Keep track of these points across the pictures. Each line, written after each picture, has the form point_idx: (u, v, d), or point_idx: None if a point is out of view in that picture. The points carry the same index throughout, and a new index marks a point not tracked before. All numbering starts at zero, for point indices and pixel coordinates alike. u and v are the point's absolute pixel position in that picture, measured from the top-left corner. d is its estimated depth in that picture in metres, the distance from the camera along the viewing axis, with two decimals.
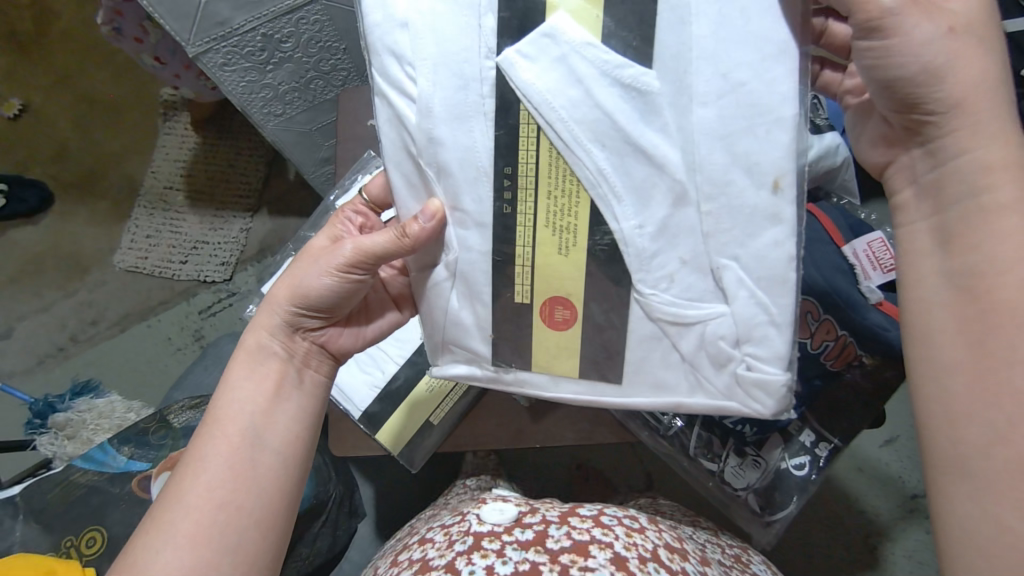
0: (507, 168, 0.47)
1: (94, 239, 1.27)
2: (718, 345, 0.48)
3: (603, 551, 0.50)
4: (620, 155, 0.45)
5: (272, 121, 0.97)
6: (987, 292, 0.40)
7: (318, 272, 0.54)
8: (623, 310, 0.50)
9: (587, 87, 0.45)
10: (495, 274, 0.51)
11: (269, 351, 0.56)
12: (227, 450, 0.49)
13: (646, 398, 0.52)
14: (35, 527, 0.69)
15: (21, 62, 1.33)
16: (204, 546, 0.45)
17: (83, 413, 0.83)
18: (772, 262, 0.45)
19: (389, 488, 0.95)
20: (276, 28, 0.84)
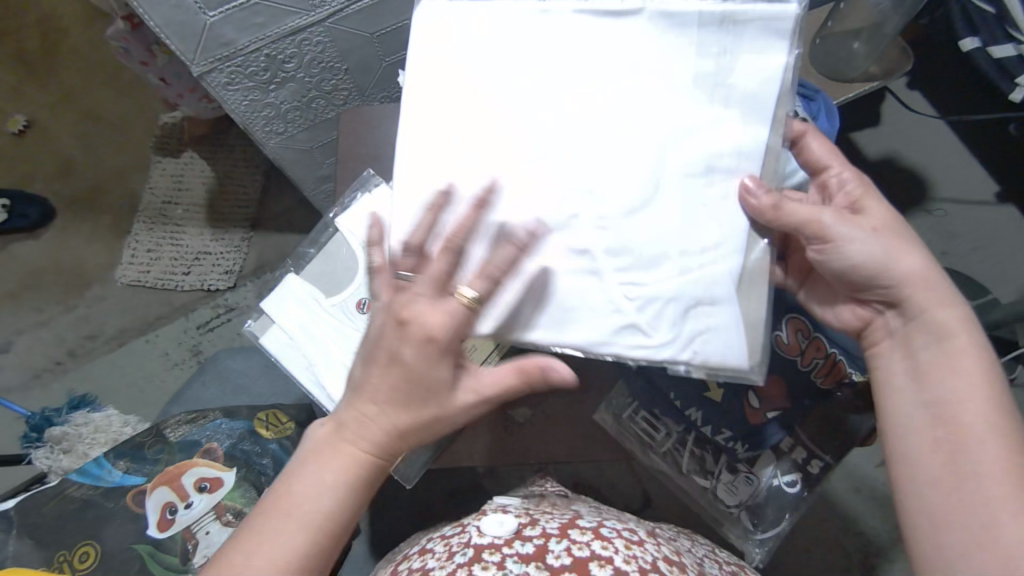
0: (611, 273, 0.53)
1: (96, 254, 1.28)
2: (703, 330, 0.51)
3: (603, 569, 0.50)
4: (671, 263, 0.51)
5: (273, 139, 0.99)
6: (952, 418, 0.47)
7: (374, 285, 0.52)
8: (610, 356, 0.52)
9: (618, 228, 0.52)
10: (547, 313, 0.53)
11: None
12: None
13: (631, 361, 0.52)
14: (29, 541, 0.69)
15: (29, 78, 1.36)
16: None
17: (80, 427, 0.83)
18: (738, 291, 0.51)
19: (385, 506, 0.95)
20: (280, 49, 0.86)
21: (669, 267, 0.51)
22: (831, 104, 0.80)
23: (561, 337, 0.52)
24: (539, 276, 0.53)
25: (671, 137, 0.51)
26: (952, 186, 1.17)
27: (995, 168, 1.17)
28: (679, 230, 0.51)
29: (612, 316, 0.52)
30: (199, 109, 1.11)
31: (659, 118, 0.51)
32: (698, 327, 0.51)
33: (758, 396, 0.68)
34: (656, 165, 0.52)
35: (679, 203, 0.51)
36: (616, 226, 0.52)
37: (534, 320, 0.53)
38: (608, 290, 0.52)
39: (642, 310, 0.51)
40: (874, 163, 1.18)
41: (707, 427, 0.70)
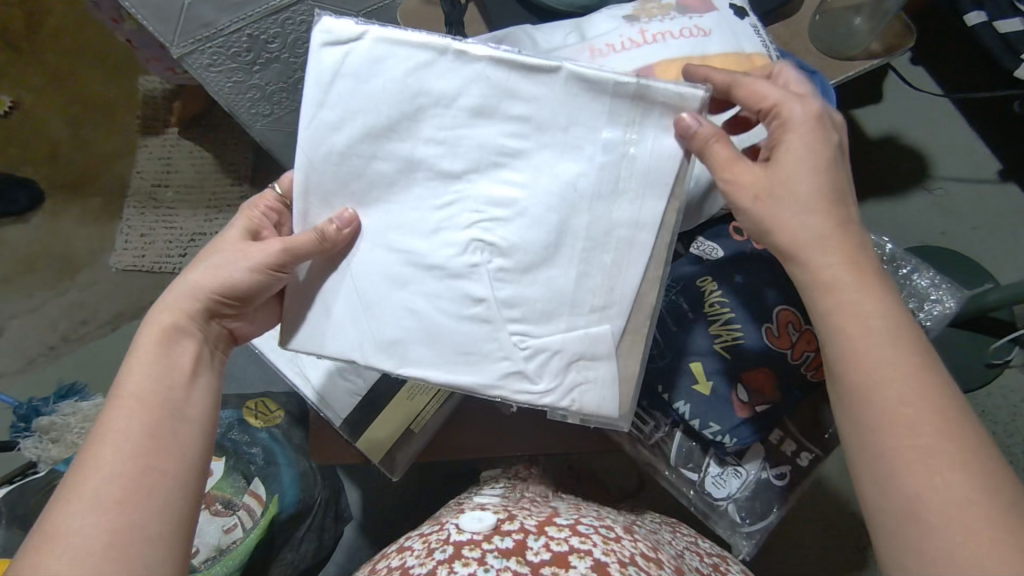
0: (498, 314, 0.53)
1: (86, 239, 1.27)
2: (567, 363, 0.53)
3: (583, 560, 0.50)
4: (549, 312, 0.53)
5: (259, 121, 0.97)
6: (877, 397, 0.43)
7: (247, 264, 0.52)
8: (473, 378, 0.53)
9: (511, 276, 0.52)
10: (431, 347, 0.54)
11: (186, 332, 0.51)
12: (149, 421, 0.46)
13: (484, 385, 0.53)
14: (18, 532, 0.69)
15: (13, 58, 1.33)
16: (127, 511, 0.42)
17: (68, 417, 0.82)
18: (600, 341, 0.52)
19: (379, 490, 0.95)
20: (262, 29, 0.83)
21: (558, 322, 0.53)
22: (828, 85, 0.77)
23: (449, 374, 0.53)
24: (432, 316, 0.53)
25: (572, 185, 0.51)
26: (953, 164, 1.14)
27: (997, 146, 1.15)
28: (571, 290, 0.52)
29: (500, 361, 0.53)
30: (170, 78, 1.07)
31: (562, 182, 0.51)
32: (578, 378, 0.53)
33: (745, 388, 0.66)
34: (557, 214, 0.51)
35: (572, 263, 0.52)
36: (512, 278, 0.52)
37: (414, 354, 0.54)
38: (499, 335, 0.53)
39: (529, 359, 0.53)
40: (874, 142, 1.15)
41: (694, 421, 0.67)
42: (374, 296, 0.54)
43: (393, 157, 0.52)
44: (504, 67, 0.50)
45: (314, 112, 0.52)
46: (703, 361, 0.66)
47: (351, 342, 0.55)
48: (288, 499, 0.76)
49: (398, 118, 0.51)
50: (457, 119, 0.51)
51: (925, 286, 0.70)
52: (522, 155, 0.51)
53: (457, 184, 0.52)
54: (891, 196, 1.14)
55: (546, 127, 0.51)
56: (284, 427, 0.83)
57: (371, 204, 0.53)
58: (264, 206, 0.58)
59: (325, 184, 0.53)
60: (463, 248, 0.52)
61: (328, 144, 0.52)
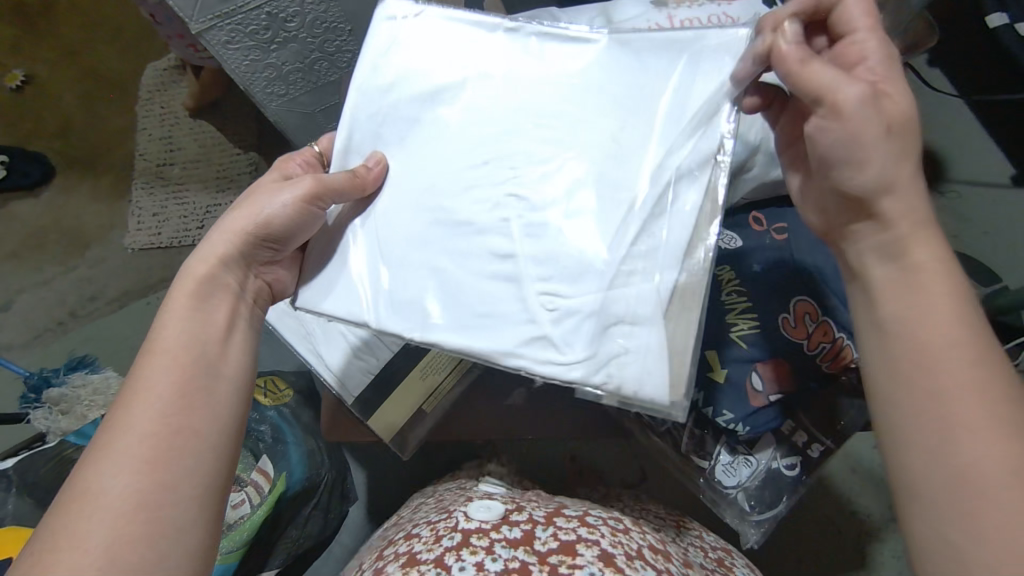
0: (528, 270, 0.49)
1: (95, 215, 1.27)
2: (604, 329, 0.46)
3: (591, 549, 0.51)
4: (583, 265, 0.47)
5: (274, 102, 0.96)
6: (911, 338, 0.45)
7: (279, 202, 0.53)
8: (494, 343, 0.48)
9: (547, 227, 0.49)
10: (449, 304, 0.50)
11: (221, 284, 0.52)
12: (181, 378, 0.47)
13: (506, 349, 0.48)
14: (29, 501, 0.69)
15: (27, 32, 1.33)
16: (159, 470, 0.43)
17: (78, 390, 0.83)
18: (645, 302, 0.45)
19: (384, 472, 0.96)
20: (281, 7, 0.83)
21: (593, 280, 0.47)
22: None
23: (463, 337, 0.49)
24: (452, 275, 0.51)
25: (611, 134, 0.49)
26: (967, 166, 1.14)
27: (1012, 150, 1.14)
28: (609, 239, 0.47)
29: (523, 324, 0.48)
30: (187, 55, 1.07)
31: (602, 133, 0.49)
32: (615, 347, 0.45)
33: (759, 377, 0.66)
34: (594, 163, 0.49)
35: (610, 213, 0.47)
36: (544, 232, 0.49)
37: (431, 315, 0.50)
38: (525, 295, 0.48)
39: (558, 323, 0.47)
40: None
41: (708, 408, 0.67)
42: (396, 254, 0.53)
43: (436, 117, 0.54)
44: (547, 36, 0.53)
45: (365, 75, 0.57)
46: (718, 350, 0.67)
47: (365, 302, 0.53)
48: (295, 476, 0.76)
49: (445, 82, 0.54)
50: (499, 83, 0.53)
51: None
52: (559, 111, 0.51)
53: (493, 142, 0.52)
54: None
55: (586, 85, 0.51)
56: (293, 405, 0.83)
57: (410, 165, 0.55)
58: (299, 159, 0.60)
59: (370, 144, 0.56)
60: (490, 199, 0.51)
61: (376, 104, 0.56)
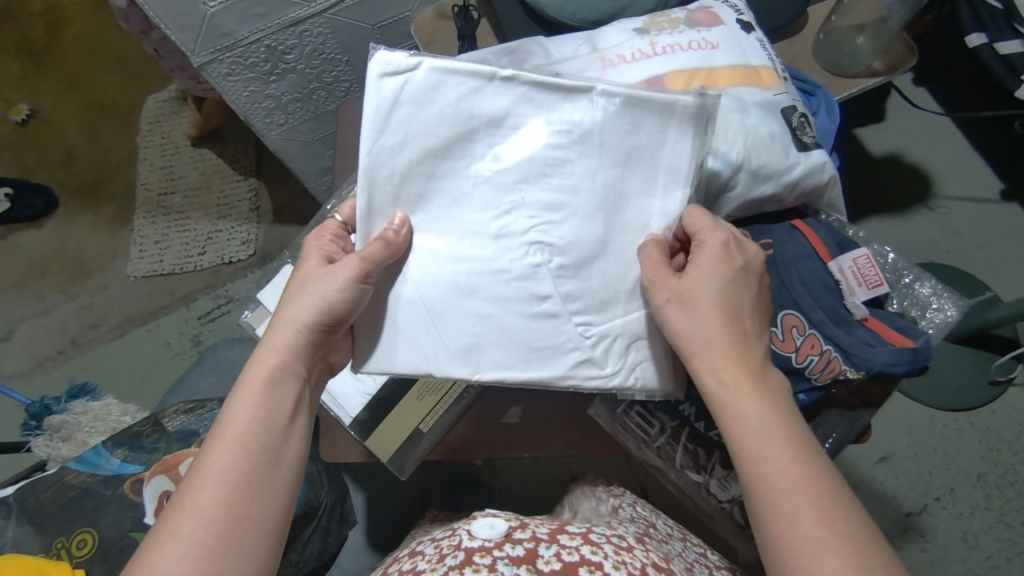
0: (565, 307, 0.56)
1: (98, 244, 1.29)
2: (625, 344, 0.57)
3: (593, 572, 0.51)
4: (606, 299, 0.56)
5: (274, 130, 0.99)
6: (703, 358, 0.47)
7: (334, 285, 0.51)
8: (543, 375, 0.56)
9: (575, 268, 0.55)
10: (506, 347, 0.55)
11: (292, 371, 0.50)
12: (247, 464, 0.44)
13: (556, 375, 0.56)
14: (27, 528, 0.69)
15: (34, 68, 1.37)
16: (217, 561, 0.41)
17: (79, 416, 0.83)
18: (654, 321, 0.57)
19: (384, 495, 0.96)
20: (280, 40, 0.85)
21: (617, 308, 0.56)
22: (833, 100, 0.76)
23: (526, 373, 0.55)
24: (503, 319, 0.55)
25: (609, 184, 0.55)
26: (956, 183, 1.16)
27: (999, 166, 1.16)
28: (624, 275, 0.56)
29: (570, 352, 0.56)
30: (190, 87, 1.10)
31: (603, 182, 0.55)
32: (639, 355, 0.57)
33: None
34: (604, 212, 0.55)
35: (625, 253, 0.56)
36: (572, 273, 0.55)
37: (488, 357, 0.55)
38: (566, 328, 0.56)
39: (595, 346, 0.56)
40: (877, 160, 1.17)
41: (701, 423, 0.69)
42: (441, 305, 0.55)
43: (451, 174, 0.55)
44: (544, 91, 0.54)
45: (375, 136, 0.54)
46: None
47: (430, 354, 0.56)
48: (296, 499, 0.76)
49: (454, 141, 0.55)
50: (507, 137, 0.55)
51: (927, 295, 0.71)
52: (564, 163, 0.55)
53: (511, 194, 0.55)
54: (895, 213, 1.15)
55: (586, 139, 0.55)
56: None
57: (434, 221, 0.56)
58: (329, 233, 0.58)
59: (389, 206, 0.55)
60: (518, 247, 0.55)
61: (390, 166, 0.55)
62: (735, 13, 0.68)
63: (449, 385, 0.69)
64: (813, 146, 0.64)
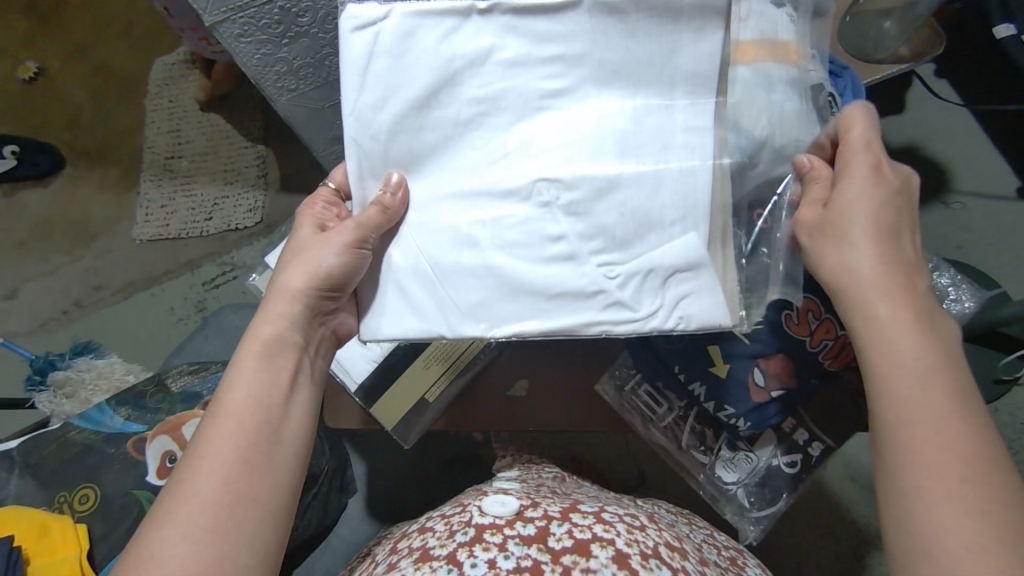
0: (588, 245, 0.54)
1: (104, 205, 1.28)
2: (657, 277, 0.54)
3: (605, 551, 0.51)
4: (630, 234, 0.54)
5: (285, 96, 0.95)
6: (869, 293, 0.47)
7: (331, 251, 0.53)
8: (559, 327, 0.54)
9: (587, 205, 0.54)
10: (512, 299, 0.54)
11: (288, 341, 0.52)
12: (244, 443, 0.46)
13: (573, 323, 0.54)
14: (31, 482, 0.70)
15: (41, 24, 1.35)
16: (219, 538, 0.42)
17: (83, 374, 0.83)
18: (688, 252, 0.54)
19: (382, 466, 0.97)
20: (294, 3, 0.83)
21: (640, 245, 0.54)
22: (859, 82, 0.74)
23: (544, 325, 0.54)
24: (510, 270, 0.54)
25: (615, 113, 0.54)
26: (972, 178, 1.14)
27: (1019, 163, 1.14)
28: (646, 208, 0.54)
29: (595, 295, 0.54)
30: (200, 49, 1.08)
31: (608, 112, 0.54)
32: (678, 291, 0.54)
33: (762, 373, 0.67)
34: (612, 138, 0.54)
35: (640, 188, 0.54)
36: (582, 213, 0.54)
37: (501, 311, 0.54)
38: (587, 271, 0.54)
39: (623, 286, 0.54)
40: (895, 152, 1.15)
41: (709, 403, 0.69)
42: (445, 264, 0.55)
43: (441, 121, 0.55)
44: (526, 17, 0.53)
45: (355, 95, 0.54)
46: (720, 345, 0.67)
47: (432, 314, 0.55)
48: None
49: (439, 86, 0.54)
50: (494, 74, 0.54)
51: (946, 286, 0.71)
52: (562, 96, 0.54)
53: (504, 136, 0.55)
54: None
55: (579, 71, 0.54)
56: None
57: (427, 178, 0.56)
58: (321, 201, 0.60)
59: (380, 167, 0.55)
60: (519, 188, 0.54)
61: (376, 124, 0.54)
62: None
63: (459, 356, 0.69)
64: None
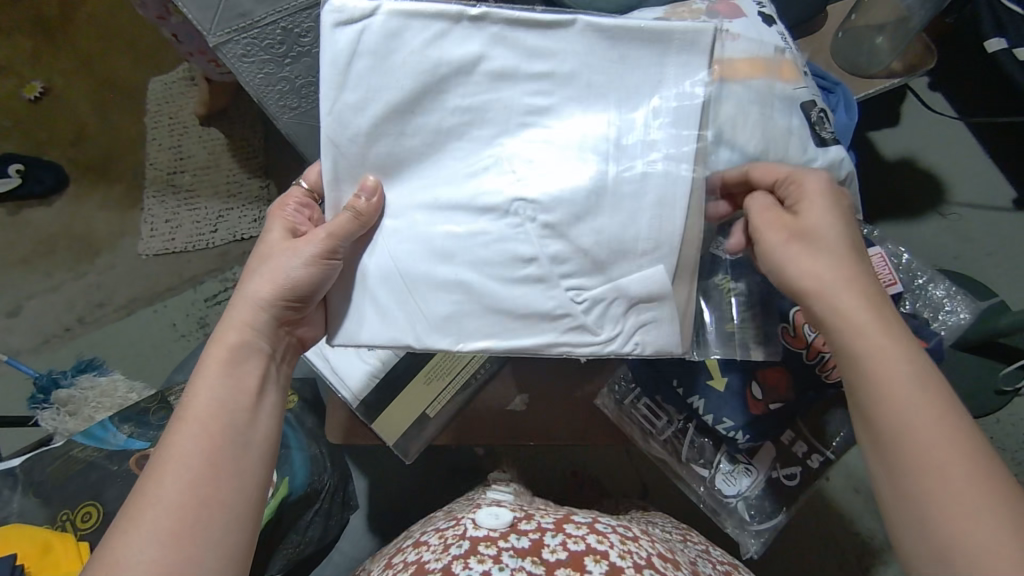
0: (558, 270, 0.56)
1: (108, 223, 1.29)
2: (621, 304, 0.56)
3: (598, 564, 0.51)
4: (599, 262, 0.55)
5: (287, 114, 0.95)
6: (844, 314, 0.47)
7: (298, 262, 0.53)
8: (524, 338, 0.56)
9: (562, 228, 0.55)
10: (481, 312, 0.56)
11: (255, 347, 0.53)
12: (209, 448, 0.47)
13: (540, 338, 0.56)
14: (33, 499, 0.70)
15: (46, 44, 1.37)
16: (183, 543, 0.43)
17: (86, 391, 0.84)
18: (654, 282, 0.56)
19: (383, 481, 0.97)
20: (297, 22, 0.85)
21: (609, 271, 0.56)
22: (851, 97, 0.75)
23: (510, 338, 0.56)
24: (481, 282, 0.56)
25: (600, 135, 0.56)
26: (968, 189, 1.15)
27: (1014, 174, 1.16)
28: (620, 235, 0.55)
29: (561, 317, 0.56)
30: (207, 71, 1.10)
31: (591, 130, 0.56)
32: (638, 319, 0.57)
33: (759, 386, 0.68)
34: (594, 158, 0.55)
35: (615, 213, 0.55)
36: (557, 233, 0.55)
37: (470, 326, 0.56)
38: (555, 293, 0.56)
39: (588, 311, 0.56)
40: (891, 163, 1.16)
41: (708, 416, 0.69)
42: (418, 274, 0.56)
43: (423, 129, 0.55)
44: (517, 31, 0.55)
45: (337, 93, 0.54)
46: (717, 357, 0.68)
47: (405, 327, 0.57)
48: (297, 481, 0.77)
49: (421, 93, 0.55)
50: (480, 84, 0.55)
51: (941, 297, 0.72)
52: (546, 112, 0.56)
53: (488, 148, 0.56)
54: (906, 218, 1.14)
55: (564, 88, 0.56)
56: (297, 411, 0.84)
57: (406, 185, 0.57)
58: (293, 203, 0.60)
59: (358, 170, 0.56)
60: (495, 200, 0.55)
61: (356, 126, 0.54)
62: (755, 6, 0.68)
63: (461, 369, 0.70)
64: (832, 142, 0.64)
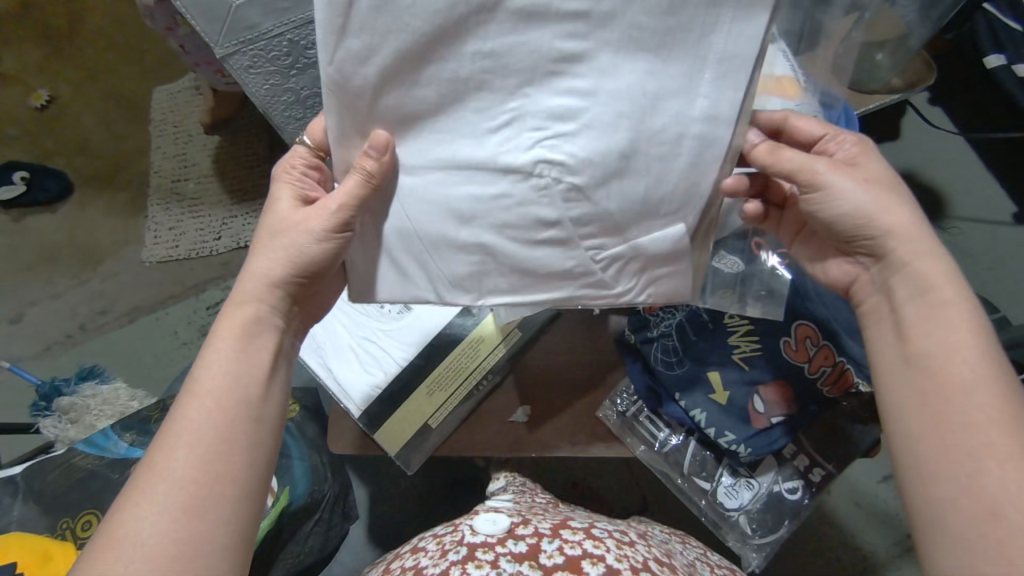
0: (578, 228, 0.55)
1: (112, 230, 1.30)
2: (637, 262, 0.59)
3: (595, 566, 0.51)
4: (621, 219, 0.55)
5: (292, 124, 0.96)
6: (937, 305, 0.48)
7: (310, 240, 0.54)
8: (539, 295, 0.59)
9: (591, 190, 0.52)
10: (502, 272, 0.57)
11: (267, 323, 0.53)
12: (221, 424, 0.47)
13: (548, 293, 0.59)
14: (33, 507, 0.70)
15: (54, 54, 1.38)
16: (195, 518, 0.44)
17: (88, 399, 0.84)
18: (671, 241, 0.57)
19: (384, 492, 0.96)
20: (303, 36, 0.85)
21: (629, 232, 0.56)
22: (852, 114, 0.77)
23: (529, 291, 0.59)
24: (502, 244, 0.55)
25: (637, 88, 0.50)
26: (968, 203, 1.16)
27: (1014, 189, 1.16)
28: (645, 196, 0.54)
29: (579, 275, 0.58)
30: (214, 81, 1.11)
31: (630, 84, 0.49)
32: (652, 275, 0.60)
33: (761, 400, 0.68)
34: (628, 116, 0.50)
35: (643, 173, 0.53)
36: (581, 195, 0.53)
37: (493, 286, 0.58)
38: (575, 253, 0.56)
39: (605, 268, 0.58)
40: None
41: (710, 429, 0.69)
42: (439, 236, 0.56)
43: (437, 80, 0.49)
44: None
45: (337, 38, 0.46)
46: (720, 370, 0.69)
47: (422, 283, 0.59)
48: (298, 491, 0.77)
49: (440, 38, 0.47)
50: (504, 25, 0.47)
51: None
52: (581, 59, 0.49)
53: (513, 103, 0.50)
54: None
55: (603, 28, 0.48)
56: (299, 420, 0.84)
57: (425, 144, 0.53)
58: (300, 165, 0.59)
59: (367, 128, 0.52)
60: (517, 162, 0.52)
61: (362, 77, 0.48)
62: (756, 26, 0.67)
63: (464, 379, 0.71)
64: None
